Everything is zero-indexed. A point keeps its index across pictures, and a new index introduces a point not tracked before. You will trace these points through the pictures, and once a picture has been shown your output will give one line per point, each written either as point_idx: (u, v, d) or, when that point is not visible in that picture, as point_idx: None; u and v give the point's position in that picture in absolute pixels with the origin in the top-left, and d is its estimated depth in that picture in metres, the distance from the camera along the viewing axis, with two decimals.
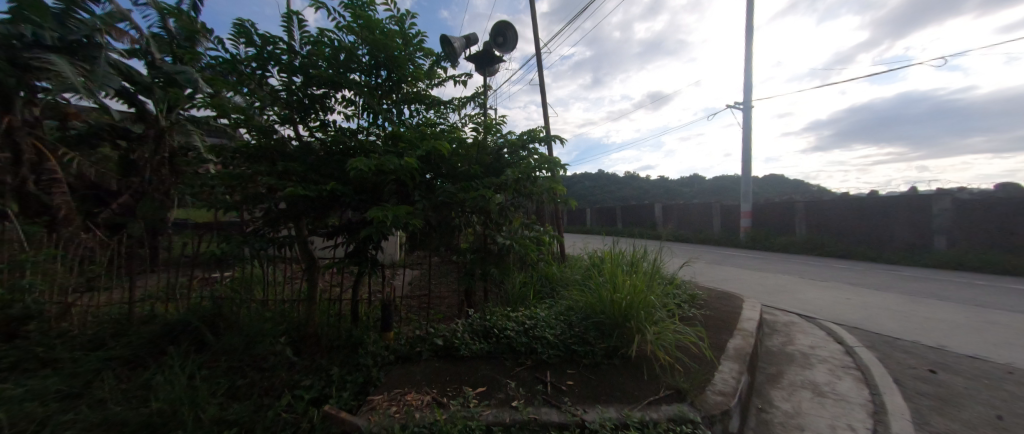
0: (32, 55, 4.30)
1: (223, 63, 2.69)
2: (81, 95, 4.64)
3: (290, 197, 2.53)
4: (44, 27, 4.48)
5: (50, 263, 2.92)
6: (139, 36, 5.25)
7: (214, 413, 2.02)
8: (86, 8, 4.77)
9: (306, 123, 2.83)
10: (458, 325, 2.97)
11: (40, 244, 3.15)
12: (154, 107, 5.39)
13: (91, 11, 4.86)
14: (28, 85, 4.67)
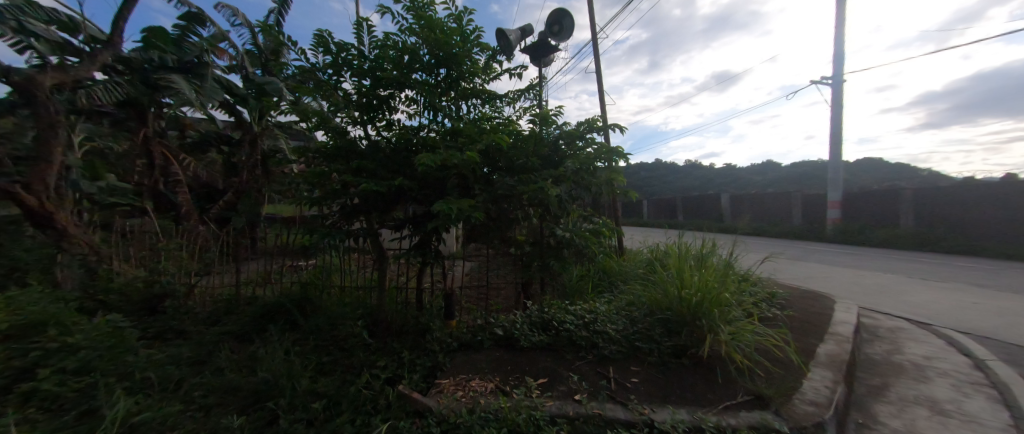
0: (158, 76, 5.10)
1: (304, 72, 2.97)
2: (194, 108, 5.43)
3: (363, 191, 2.73)
4: (167, 51, 5.26)
5: (178, 250, 3.48)
6: (236, 53, 5.98)
7: (307, 385, 2.32)
8: (197, 32, 5.53)
9: (374, 123, 3.03)
10: (517, 316, 3.01)
11: (172, 234, 3.77)
12: (249, 115, 6.13)
13: (200, 34, 5.61)
14: (157, 102, 5.56)
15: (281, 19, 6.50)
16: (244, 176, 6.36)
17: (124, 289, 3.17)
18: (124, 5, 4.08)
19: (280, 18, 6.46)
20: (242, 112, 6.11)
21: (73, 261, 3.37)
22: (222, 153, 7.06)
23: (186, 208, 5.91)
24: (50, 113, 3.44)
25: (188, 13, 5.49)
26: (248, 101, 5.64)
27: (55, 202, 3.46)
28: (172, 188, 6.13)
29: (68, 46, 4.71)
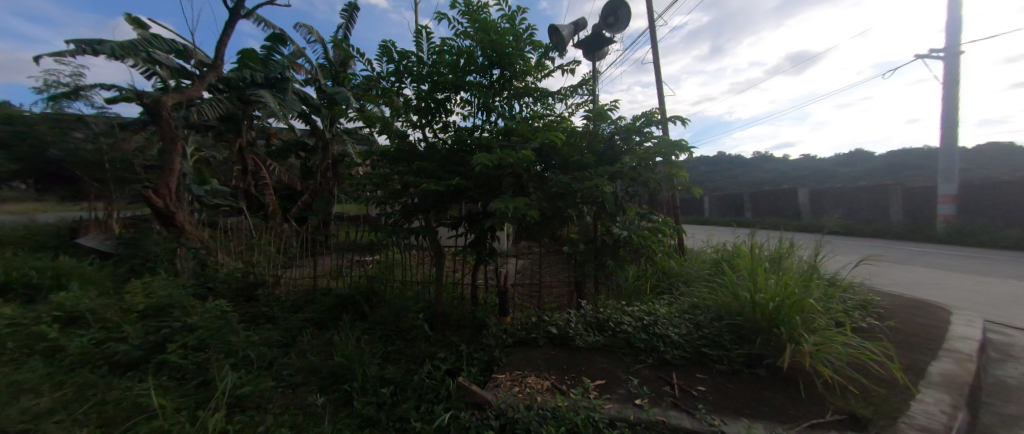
0: (249, 92, 5.81)
1: (369, 81, 3.19)
2: (277, 119, 6.11)
3: (423, 191, 2.87)
4: (257, 70, 5.99)
5: (268, 245, 3.95)
6: (312, 67, 6.61)
7: (376, 371, 2.51)
8: (280, 51, 6.20)
9: (432, 125, 3.17)
10: (572, 315, 2.98)
11: (263, 231, 4.29)
12: (321, 123, 6.75)
13: (282, 53, 6.25)
14: (249, 116, 6.33)
15: (347, 33, 7.04)
16: (318, 179, 7.04)
17: (227, 279, 3.70)
18: (225, 32, 4.69)
19: (346, 33, 7.00)
20: (316, 121, 6.73)
21: (189, 254, 3.94)
22: (298, 158, 7.86)
23: (271, 210, 6.67)
24: (173, 129, 4.09)
25: (272, 34, 6.13)
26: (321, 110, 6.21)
27: (176, 204, 4.09)
28: (259, 190, 6.95)
29: (182, 71, 5.56)
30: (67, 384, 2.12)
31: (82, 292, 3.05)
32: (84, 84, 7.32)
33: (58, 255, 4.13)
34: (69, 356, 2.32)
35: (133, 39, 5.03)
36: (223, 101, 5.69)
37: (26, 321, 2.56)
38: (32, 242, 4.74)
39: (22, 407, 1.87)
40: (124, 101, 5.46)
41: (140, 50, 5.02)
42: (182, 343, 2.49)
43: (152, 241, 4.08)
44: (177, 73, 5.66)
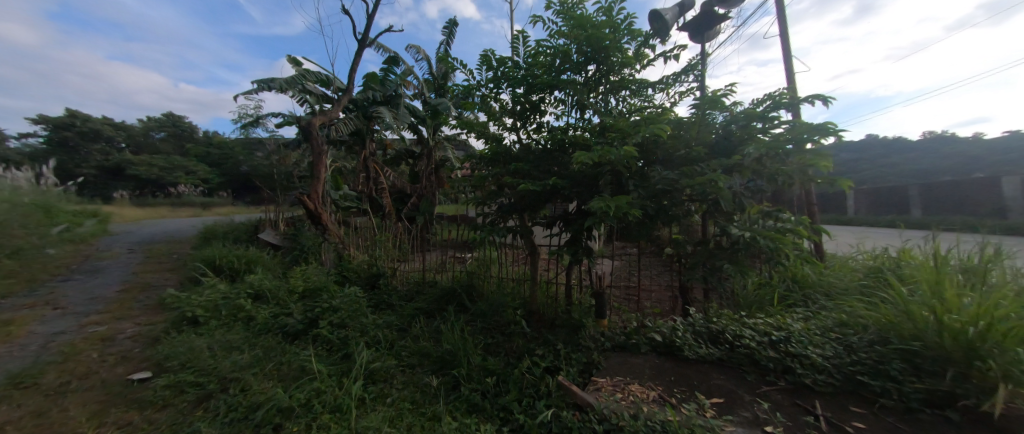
0: (370, 109, 6.78)
1: (466, 90, 3.43)
2: (392, 131, 6.98)
3: (520, 191, 2.95)
4: (377, 90, 6.96)
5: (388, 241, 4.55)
6: (419, 83, 7.38)
7: (479, 361, 2.68)
8: (393, 72, 7.08)
9: (526, 127, 3.26)
10: (678, 323, 2.74)
11: (384, 229, 4.95)
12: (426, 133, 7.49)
13: (396, 73, 7.14)
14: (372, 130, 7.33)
15: (447, 48, 7.67)
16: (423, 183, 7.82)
17: (357, 269, 4.18)
18: (355, 60, 5.54)
19: (446, 48, 7.62)
20: (422, 130, 7.48)
21: (330, 248, 4.63)
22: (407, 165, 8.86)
23: (389, 211, 7.45)
24: (318, 145, 5.02)
25: (389, 57, 7.04)
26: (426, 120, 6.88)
27: (321, 206, 4.89)
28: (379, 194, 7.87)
29: (323, 96, 6.75)
30: (258, 345, 2.77)
31: (264, 275, 3.94)
32: (262, 114, 9.50)
33: (249, 246, 5.44)
34: (257, 324, 3.05)
35: (293, 75, 6.31)
36: (353, 118, 6.65)
37: (234, 295, 3.43)
38: (231, 235, 6.33)
39: (234, 360, 2.53)
40: (286, 125, 6.90)
41: (297, 83, 6.26)
42: (329, 321, 3.03)
43: (306, 236, 5.05)
44: (320, 99, 6.89)
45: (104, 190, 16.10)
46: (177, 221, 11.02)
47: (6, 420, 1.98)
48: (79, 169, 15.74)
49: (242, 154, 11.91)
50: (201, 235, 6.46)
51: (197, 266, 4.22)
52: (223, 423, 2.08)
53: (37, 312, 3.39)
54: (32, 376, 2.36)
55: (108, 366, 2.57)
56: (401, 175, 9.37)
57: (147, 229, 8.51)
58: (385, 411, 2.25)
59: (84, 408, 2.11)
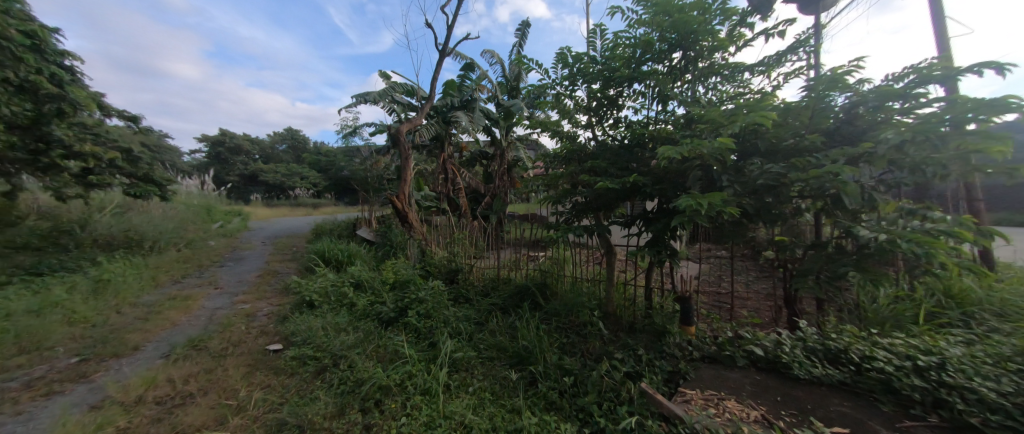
0: (448, 115, 7.23)
1: (538, 89, 3.45)
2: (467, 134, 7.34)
3: (596, 189, 2.87)
4: (455, 96, 7.40)
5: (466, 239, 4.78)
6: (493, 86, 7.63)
7: (555, 360, 2.69)
8: (469, 77, 7.44)
9: (602, 124, 3.19)
10: (784, 336, 2.41)
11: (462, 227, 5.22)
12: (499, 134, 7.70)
13: (472, 78, 7.49)
14: (450, 134, 7.81)
15: (519, 49, 7.78)
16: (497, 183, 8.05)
17: (438, 264, 4.36)
18: (436, 70, 5.94)
19: (518, 49, 7.74)
20: (495, 132, 7.72)
21: (414, 244, 4.94)
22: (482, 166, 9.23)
23: (464, 211, 7.41)
24: (404, 150, 5.51)
25: (465, 64, 7.42)
26: (500, 122, 7.09)
27: (408, 205, 5.36)
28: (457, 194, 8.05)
29: (408, 105, 7.39)
30: (359, 329, 3.15)
31: (363, 267, 4.46)
32: (358, 124, 10.78)
33: (350, 241, 6.23)
34: (358, 310, 3.46)
35: (383, 88, 7.02)
36: (434, 124, 7.14)
37: (339, 283, 3.94)
38: (335, 232, 7.31)
39: (342, 340, 2.91)
40: (377, 133, 7.73)
41: (386, 95, 6.94)
42: (415, 311, 3.31)
43: (395, 233, 5.57)
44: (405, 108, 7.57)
45: (241, 193, 19.86)
46: (295, 218, 13.11)
47: (190, 373, 2.58)
48: (226, 177, 19.66)
49: (342, 160, 13.68)
50: (312, 232, 7.58)
51: (311, 257, 4.96)
52: (336, 393, 2.43)
53: (205, 290, 4.31)
54: (205, 340, 3.02)
55: (252, 336, 3.16)
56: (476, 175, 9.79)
57: (273, 225, 10.27)
58: (469, 399, 2.40)
59: (239, 369, 2.65)
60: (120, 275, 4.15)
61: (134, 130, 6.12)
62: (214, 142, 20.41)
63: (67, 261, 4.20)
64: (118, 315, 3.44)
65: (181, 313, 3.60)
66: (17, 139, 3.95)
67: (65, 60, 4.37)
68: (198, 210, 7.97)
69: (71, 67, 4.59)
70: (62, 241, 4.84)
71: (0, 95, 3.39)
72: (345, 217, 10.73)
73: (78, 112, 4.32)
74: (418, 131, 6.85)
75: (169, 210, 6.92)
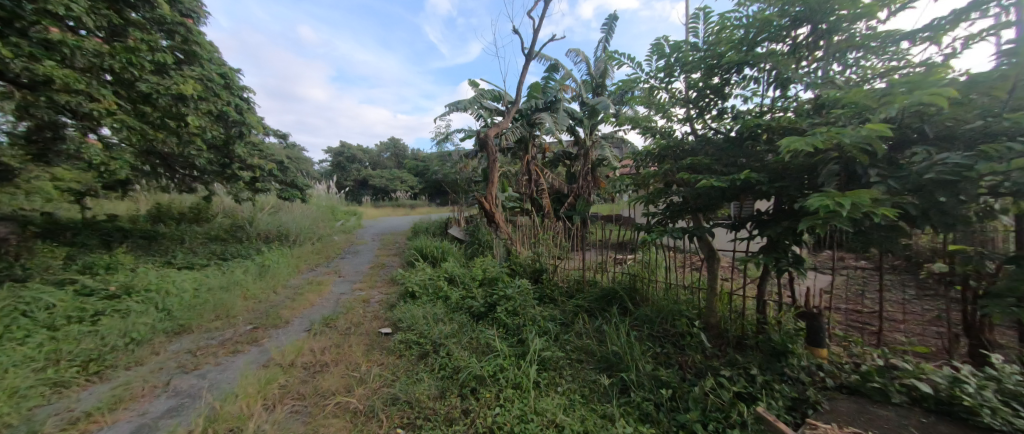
0: (533, 117, 7.39)
1: (625, 83, 3.26)
2: (551, 135, 7.39)
3: (696, 188, 2.62)
4: (540, 98, 7.52)
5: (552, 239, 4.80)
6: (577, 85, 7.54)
7: (649, 370, 2.54)
8: (553, 78, 7.51)
9: (702, 116, 2.91)
10: (963, 372, 1.89)
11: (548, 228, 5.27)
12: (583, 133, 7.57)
13: (556, 79, 7.54)
14: (533, 136, 7.96)
15: (604, 44, 7.55)
16: (580, 184, 7.90)
17: (523, 263, 4.46)
18: (522, 75, 6.12)
19: (603, 45, 7.52)
20: (579, 131, 7.64)
21: (501, 243, 5.15)
22: (565, 166, 9.17)
23: (548, 210, 7.43)
24: (492, 153, 5.78)
25: (549, 65, 7.49)
26: (586, 121, 6.98)
27: (495, 206, 5.62)
28: (539, 194, 8.04)
29: (494, 110, 7.73)
30: (454, 320, 3.41)
31: (455, 263, 4.82)
32: (448, 131, 11.68)
33: (443, 239, 6.79)
34: (452, 303, 3.75)
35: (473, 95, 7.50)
36: (519, 127, 7.39)
37: (436, 278, 4.32)
38: (427, 230, 8.04)
39: (440, 330, 3.18)
40: (466, 138, 8.29)
41: (475, 101, 7.38)
42: (504, 307, 3.44)
43: (482, 232, 5.89)
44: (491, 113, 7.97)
45: (353, 195, 23.12)
46: (397, 218, 14.77)
47: (325, 345, 3.09)
48: (341, 181, 23.12)
49: (435, 164, 14.96)
50: (410, 230, 8.47)
51: (412, 253, 5.54)
52: (437, 377, 2.66)
53: (332, 277, 5.13)
54: (334, 320, 3.59)
55: (368, 320, 3.65)
56: (559, 176, 9.76)
57: (379, 224, 11.76)
58: (560, 398, 2.40)
59: (360, 347, 3.09)
60: (274, 261, 5.18)
61: (283, 145, 7.60)
62: (334, 153, 24.25)
63: (241, 250, 5.41)
64: (275, 294, 4.31)
65: (317, 296, 4.34)
66: (214, 156, 5.15)
67: (245, 94, 5.63)
68: (325, 210, 9.54)
69: (247, 98, 5.90)
70: (238, 234, 6.24)
71: (206, 123, 4.47)
72: (436, 218, 11.72)
73: (251, 133, 5.51)
74: (504, 134, 7.17)
75: (304, 210, 8.43)
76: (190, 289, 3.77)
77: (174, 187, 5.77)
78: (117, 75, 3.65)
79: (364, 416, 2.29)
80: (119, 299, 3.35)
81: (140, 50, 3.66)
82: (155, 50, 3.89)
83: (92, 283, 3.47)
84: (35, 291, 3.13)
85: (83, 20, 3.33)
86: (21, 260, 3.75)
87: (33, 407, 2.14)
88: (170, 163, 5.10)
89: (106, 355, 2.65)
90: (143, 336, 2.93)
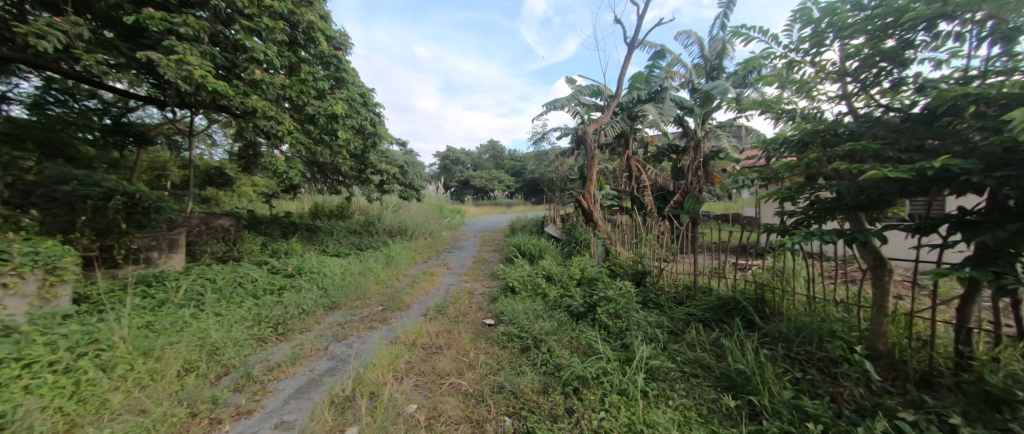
0: (636, 110, 7.02)
1: (747, 63, 2.75)
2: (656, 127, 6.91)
3: (858, 181, 2.11)
4: (643, 89, 7.10)
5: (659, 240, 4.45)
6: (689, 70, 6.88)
7: (787, 397, 2.14)
8: (659, 66, 7.00)
9: (865, 90, 2.32)
10: None
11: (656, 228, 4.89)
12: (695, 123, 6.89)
13: (662, 66, 7.02)
14: (635, 130, 7.54)
15: (723, 21, 6.69)
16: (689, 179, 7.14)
17: (624, 264, 4.24)
18: (624, 66, 5.84)
19: (722, 22, 6.67)
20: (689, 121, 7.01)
21: (600, 243, 5.00)
22: (671, 161, 8.40)
23: (649, 209, 6.92)
24: (590, 150, 5.66)
25: (655, 52, 7.00)
26: (700, 108, 6.34)
27: (593, 204, 5.50)
28: (640, 192, 7.50)
29: (592, 106, 7.53)
30: (555, 318, 3.44)
31: (553, 261, 4.87)
32: (544, 131, 11.86)
33: (540, 237, 6.93)
34: (552, 300, 3.80)
35: (571, 93, 7.48)
36: (619, 121, 7.13)
37: (534, 275, 4.43)
38: (523, 228, 8.31)
39: (541, 326, 3.25)
40: (561, 136, 8.32)
41: (573, 99, 7.37)
42: (605, 309, 3.33)
43: (579, 231, 5.83)
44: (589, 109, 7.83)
45: (454, 194, 25.24)
46: (496, 216, 15.61)
47: (439, 330, 3.44)
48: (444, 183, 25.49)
49: (530, 164, 15.28)
50: (509, 228, 8.87)
51: (511, 249, 5.79)
52: (539, 372, 2.71)
53: (442, 269, 5.70)
54: (445, 307, 3.98)
55: (474, 310, 3.94)
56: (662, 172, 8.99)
57: (480, 221, 12.60)
58: (671, 412, 2.20)
59: (468, 334, 3.35)
60: (398, 253, 5.99)
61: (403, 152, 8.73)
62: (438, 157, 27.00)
63: (372, 242, 6.39)
64: (398, 281, 4.98)
65: (430, 285, 4.88)
66: (355, 164, 6.19)
67: (378, 109, 6.64)
68: (434, 208, 10.67)
69: (379, 113, 6.94)
70: (370, 229, 7.40)
71: (349, 136, 5.40)
72: (531, 216, 12.00)
73: (380, 142, 6.47)
74: (604, 129, 7.04)
75: (418, 208, 9.54)
76: (338, 272, 4.62)
77: (326, 190, 7.15)
78: (292, 103, 4.66)
79: (475, 400, 2.47)
80: (293, 278, 4.31)
81: (307, 81, 4.61)
82: (317, 79, 4.85)
83: (278, 264, 4.55)
84: (246, 269, 4.25)
85: (273, 62, 4.34)
86: (235, 245, 5.13)
87: (246, 354, 2.90)
88: (325, 171, 6.31)
89: (287, 320, 3.44)
90: (309, 308, 3.71)
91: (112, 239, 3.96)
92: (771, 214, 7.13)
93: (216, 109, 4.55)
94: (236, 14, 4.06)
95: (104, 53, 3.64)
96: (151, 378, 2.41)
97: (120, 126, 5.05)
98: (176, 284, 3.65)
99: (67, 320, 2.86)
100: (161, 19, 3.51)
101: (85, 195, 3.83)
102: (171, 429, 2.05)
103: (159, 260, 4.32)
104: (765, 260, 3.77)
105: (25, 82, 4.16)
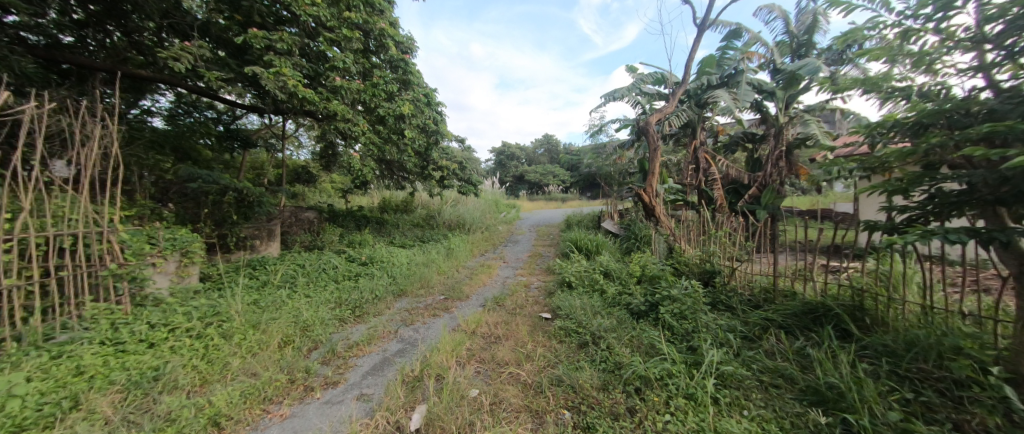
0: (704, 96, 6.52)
1: (846, 35, 2.37)
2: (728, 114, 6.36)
3: (998, 170, 1.75)
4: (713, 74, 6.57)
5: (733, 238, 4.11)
6: (770, 49, 6.21)
7: (893, 419, 1.86)
8: (733, 48, 6.41)
9: (1013, 59, 1.87)
10: None
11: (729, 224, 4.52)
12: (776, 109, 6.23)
13: (737, 47, 6.42)
14: (702, 118, 7.00)
15: None
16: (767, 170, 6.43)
17: (689, 262, 3.99)
18: (692, 50, 5.44)
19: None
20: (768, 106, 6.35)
21: (662, 239, 4.76)
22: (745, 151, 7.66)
23: (717, 204, 6.40)
24: (652, 141, 5.37)
25: (729, 32, 6.41)
26: (783, 91, 5.73)
27: (655, 198, 5.25)
28: (708, 186, 6.93)
29: (654, 94, 7.14)
30: (614, 315, 3.36)
31: (611, 257, 4.75)
32: (601, 123, 11.51)
33: (596, 232, 6.79)
34: (610, 297, 3.72)
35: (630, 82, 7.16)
36: (685, 109, 6.68)
37: (591, 271, 4.37)
38: (578, 223, 8.20)
39: (600, 323, 3.20)
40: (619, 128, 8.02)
41: (632, 88, 7.04)
42: (669, 309, 3.17)
43: (639, 227, 5.60)
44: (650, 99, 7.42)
45: (507, 190, 25.56)
46: (550, 211, 15.54)
47: (498, 320, 3.56)
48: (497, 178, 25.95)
49: (586, 158, 14.93)
50: (563, 223, 8.80)
51: (568, 245, 5.76)
52: (599, 368, 2.67)
53: (498, 263, 5.86)
54: (503, 299, 4.09)
55: (531, 304, 4.00)
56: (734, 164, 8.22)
57: (534, 216, 12.63)
58: (747, 422, 2.04)
59: (526, 326, 3.43)
60: (457, 245, 6.26)
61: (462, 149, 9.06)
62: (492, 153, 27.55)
63: (434, 235, 6.77)
64: (458, 272, 5.22)
65: (487, 277, 5.05)
66: (419, 161, 6.57)
67: (440, 108, 6.94)
68: (490, 204, 10.96)
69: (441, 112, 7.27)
70: (431, 222, 7.83)
71: (415, 135, 5.75)
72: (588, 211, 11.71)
73: (442, 140, 6.79)
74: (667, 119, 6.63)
75: (474, 204, 9.85)
76: (405, 262, 4.98)
77: (393, 186, 7.71)
78: (365, 106, 5.07)
79: (534, 390, 2.52)
80: (367, 266, 4.74)
81: (379, 85, 4.99)
82: (387, 82, 5.23)
83: (353, 253, 5.03)
84: (328, 257, 4.76)
85: (349, 69, 4.77)
86: (319, 236, 5.76)
87: (331, 332, 3.26)
88: (392, 169, 6.81)
89: (363, 304, 3.80)
90: (381, 293, 4.06)
91: (226, 228, 4.69)
92: (873, 209, 6.15)
93: (302, 114, 5.12)
94: (320, 28, 4.54)
95: (219, 70, 4.28)
96: (258, 348, 2.81)
97: (230, 132, 5.95)
98: (274, 269, 4.23)
99: (196, 295, 3.45)
100: (262, 37, 4.06)
101: (206, 191, 4.64)
102: (275, 392, 2.39)
103: (260, 246, 4.91)
104: (866, 262, 3.29)
105: (162, 97, 5.04)
